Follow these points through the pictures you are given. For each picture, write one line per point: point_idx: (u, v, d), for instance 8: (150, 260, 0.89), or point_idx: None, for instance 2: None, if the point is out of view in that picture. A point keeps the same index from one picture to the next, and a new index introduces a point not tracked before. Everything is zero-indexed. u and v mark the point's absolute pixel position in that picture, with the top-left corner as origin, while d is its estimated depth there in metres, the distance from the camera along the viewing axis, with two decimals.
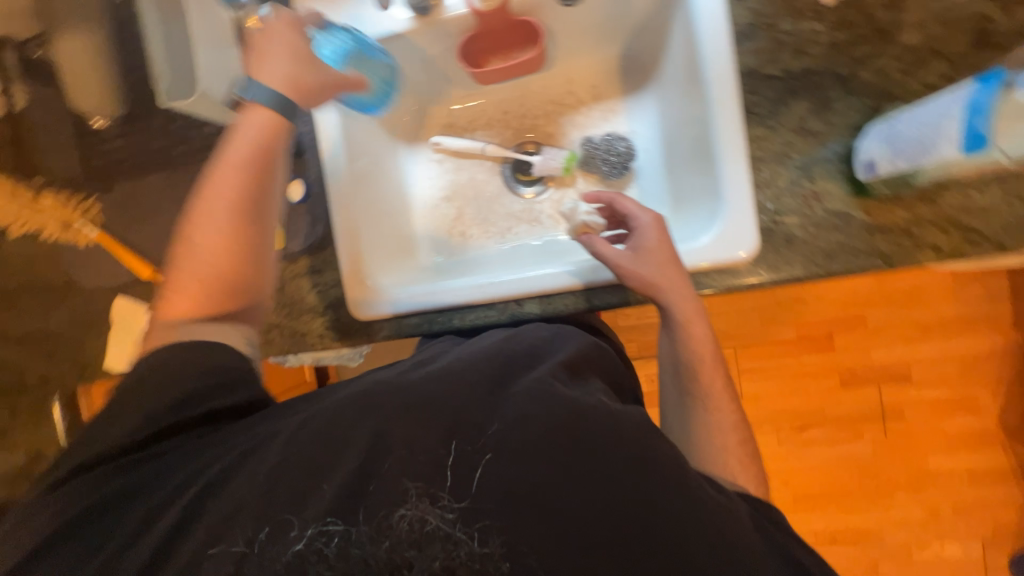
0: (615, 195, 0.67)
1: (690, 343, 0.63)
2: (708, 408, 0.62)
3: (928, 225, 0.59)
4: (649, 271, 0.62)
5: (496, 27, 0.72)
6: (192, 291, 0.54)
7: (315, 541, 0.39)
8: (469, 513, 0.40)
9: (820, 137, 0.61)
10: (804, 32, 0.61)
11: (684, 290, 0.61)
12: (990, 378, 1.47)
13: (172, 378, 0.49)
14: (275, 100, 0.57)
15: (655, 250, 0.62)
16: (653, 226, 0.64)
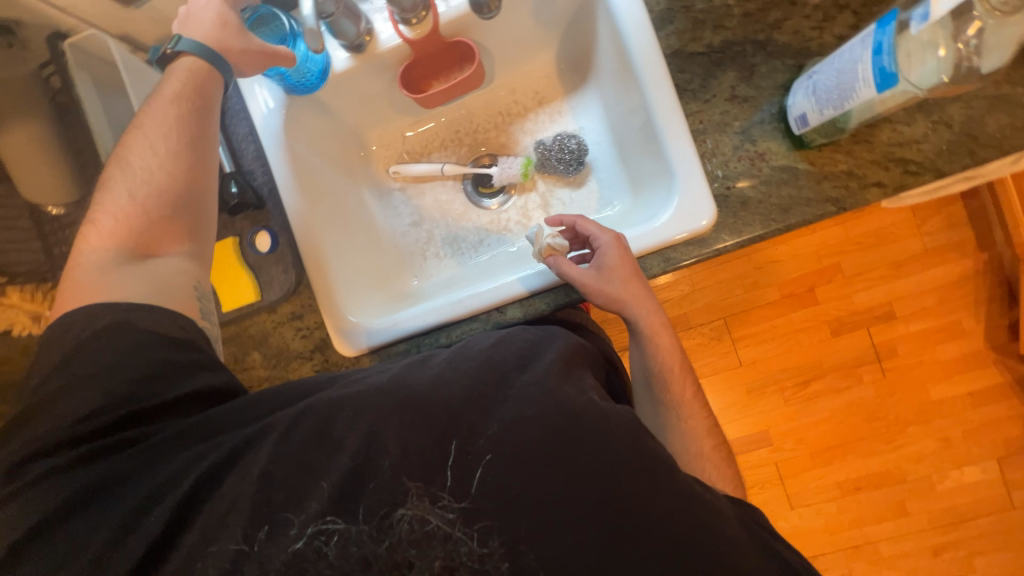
0: (577, 218, 0.70)
1: (659, 352, 0.68)
2: (681, 415, 0.67)
3: (869, 165, 0.62)
4: (614, 289, 0.65)
5: (431, 52, 0.75)
6: (118, 232, 0.56)
7: (314, 538, 0.43)
8: (468, 514, 0.43)
9: (752, 102, 0.64)
10: (717, 8, 0.65)
11: (646, 307, 0.67)
12: (968, 301, 1.52)
13: (124, 339, 0.51)
14: (201, 54, 0.61)
15: (617, 269, 0.65)
16: (614, 246, 0.66)
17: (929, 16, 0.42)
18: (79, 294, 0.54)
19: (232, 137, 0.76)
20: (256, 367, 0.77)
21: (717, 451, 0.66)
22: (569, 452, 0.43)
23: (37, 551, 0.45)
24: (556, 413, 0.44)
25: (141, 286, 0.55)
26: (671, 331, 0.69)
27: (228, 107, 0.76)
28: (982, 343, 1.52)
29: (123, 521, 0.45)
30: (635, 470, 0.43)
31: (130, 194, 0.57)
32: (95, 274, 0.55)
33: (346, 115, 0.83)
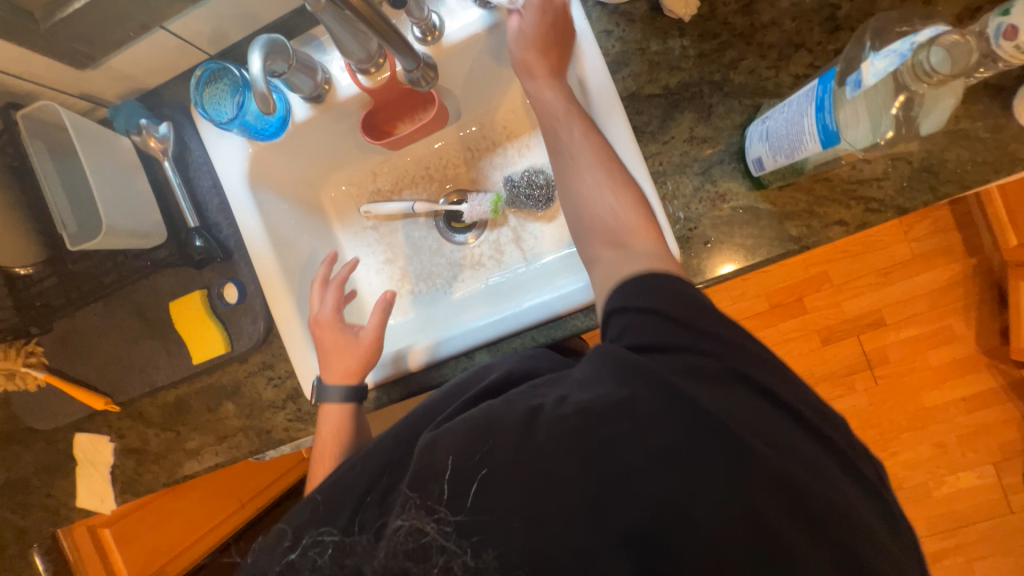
0: None
1: (545, 102, 0.61)
2: (572, 155, 0.58)
3: (831, 203, 0.62)
4: (517, 53, 0.62)
5: (391, 99, 0.74)
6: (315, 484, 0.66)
7: (309, 549, 0.47)
8: (464, 528, 0.43)
9: (711, 142, 0.64)
10: (672, 50, 0.64)
11: (538, 19, 0.62)
12: (959, 304, 1.51)
13: None
14: (342, 395, 0.68)
15: (528, 33, 0.61)
16: (536, 7, 0.61)
17: (862, 82, 0.44)
18: None
19: (196, 190, 0.76)
20: (231, 417, 0.79)
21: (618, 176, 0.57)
22: (532, 464, 0.43)
23: None
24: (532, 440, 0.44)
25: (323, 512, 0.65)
26: (559, 87, 0.61)
27: (190, 159, 0.76)
28: (973, 347, 1.51)
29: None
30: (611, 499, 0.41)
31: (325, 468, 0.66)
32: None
33: (310, 160, 0.82)
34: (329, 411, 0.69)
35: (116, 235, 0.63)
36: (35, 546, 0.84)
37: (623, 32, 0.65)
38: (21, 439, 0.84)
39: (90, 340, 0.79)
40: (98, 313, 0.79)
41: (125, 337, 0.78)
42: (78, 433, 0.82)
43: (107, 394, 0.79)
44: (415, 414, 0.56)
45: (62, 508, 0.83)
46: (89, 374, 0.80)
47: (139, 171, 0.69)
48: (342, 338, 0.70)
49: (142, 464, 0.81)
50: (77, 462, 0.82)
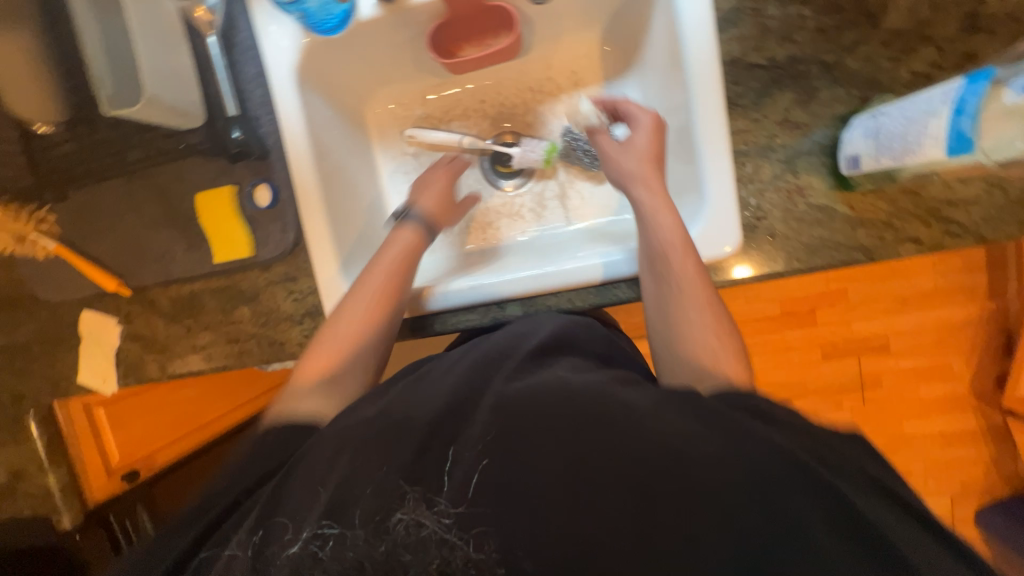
0: (618, 98, 0.69)
1: (661, 228, 0.60)
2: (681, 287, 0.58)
3: (910, 218, 0.59)
4: (629, 163, 0.64)
5: (467, 13, 0.68)
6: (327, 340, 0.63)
7: (310, 543, 0.43)
8: (463, 520, 0.42)
9: (804, 129, 0.59)
10: (790, 18, 0.58)
11: (649, 139, 0.64)
12: (965, 346, 1.52)
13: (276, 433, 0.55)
14: (417, 228, 0.72)
15: (642, 145, 0.64)
16: (650, 125, 0.65)
17: None
18: (284, 399, 0.61)
19: (239, 76, 0.69)
20: (245, 322, 0.76)
21: (721, 325, 0.56)
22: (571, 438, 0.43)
23: None
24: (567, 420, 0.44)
25: (317, 402, 0.59)
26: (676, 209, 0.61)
27: (237, 40, 0.69)
28: (965, 388, 1.54)
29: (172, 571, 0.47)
30: (620, 508, 0.40)
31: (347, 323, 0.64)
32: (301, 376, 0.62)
33: (360, 65, 0.75)
34: (405, 230, 0.71)
35: (157, 107, 0.59)
36: (31, 413, 0.85)
37: None
38: (21, 306, 0.82)
39: (105, 217, 0.75)
40: (117, 190, 0.74)
41: (142, 220, 0.74)
42: (85, 310, 0.80)
43: (119, 276, 0.77)
44: (444, 369, 0.55)
45: (61, 382, 0.83)
46: (100, 252, 0.76)
47: (185, 43, 0.63)
48: (443, 197, 0.76)
49: (148, 354, 0.80)
50: (79, 340, 0.81)
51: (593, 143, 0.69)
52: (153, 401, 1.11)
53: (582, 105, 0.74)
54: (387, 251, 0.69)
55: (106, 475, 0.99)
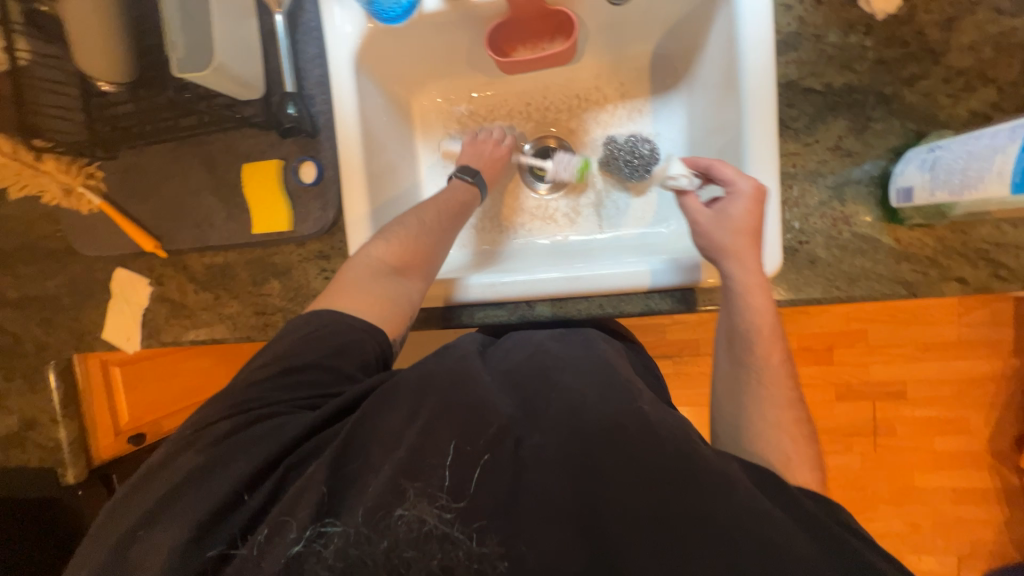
0: (714, 160, 0.60)
1: (749, 318, 0.58)
2: (762, 380, 0.58)
3: (956, 256, 0.58)
4: (722, 238, 0.58)
5: (527, 15, 0.69)
6: (381, 245, 0.66)
7: (314, 542, 0.43)
8: (464, 514, 0.43)
9: (855, 158, 0.59)
10: (851, 47, 0.58)
11: (750, 208, 0.57)
12: (985, 401, 1.48)
13: (337, 333, 0.58)
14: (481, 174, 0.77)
15: (740, 219, 0.57)
16: (749, 195, 0.57)
17: None
18: (343, 292, 0.62)
19: (299, 55, 0.71)
20: (274, 295, 0.77)
21: (800, 428, 0.56)
22: (608, 451, 0.45)
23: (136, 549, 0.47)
24: (586, 437, 0.46)
25: (381, 297, 0.62)
26: (768, 291, 0.58)
27: (301, 21, 0.71)
28: (982, 445, 1.50)
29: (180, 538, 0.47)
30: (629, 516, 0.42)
31: (403, 231, 0.67)
32: (355, 271, 0.64)
33: (415, 57, 0.77)
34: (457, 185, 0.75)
35: (223, 76, 0.61)
36: (51, 364, 0.86)
37: (804, 12, 0.59)
38: (57, 258, 0.83)
39: (151, 179, 0.77)
40: (166, 154, 0.76)
41: (186, 185, 0.76)
42: (120, 268, 0.81)
43: (160, 239, 0.78)
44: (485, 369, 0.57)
45: (84, 336, 0.84)
46: (141, 213, 0.78)
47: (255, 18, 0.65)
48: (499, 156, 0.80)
49: (175, 317, 0.80)
50: (109, 297, 0.82)
51: (681, 204, 0.63)
52: (163, 367, 1.13)
53: (669, 165, 0.62)
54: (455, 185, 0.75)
55: (114, 435, 0.98)
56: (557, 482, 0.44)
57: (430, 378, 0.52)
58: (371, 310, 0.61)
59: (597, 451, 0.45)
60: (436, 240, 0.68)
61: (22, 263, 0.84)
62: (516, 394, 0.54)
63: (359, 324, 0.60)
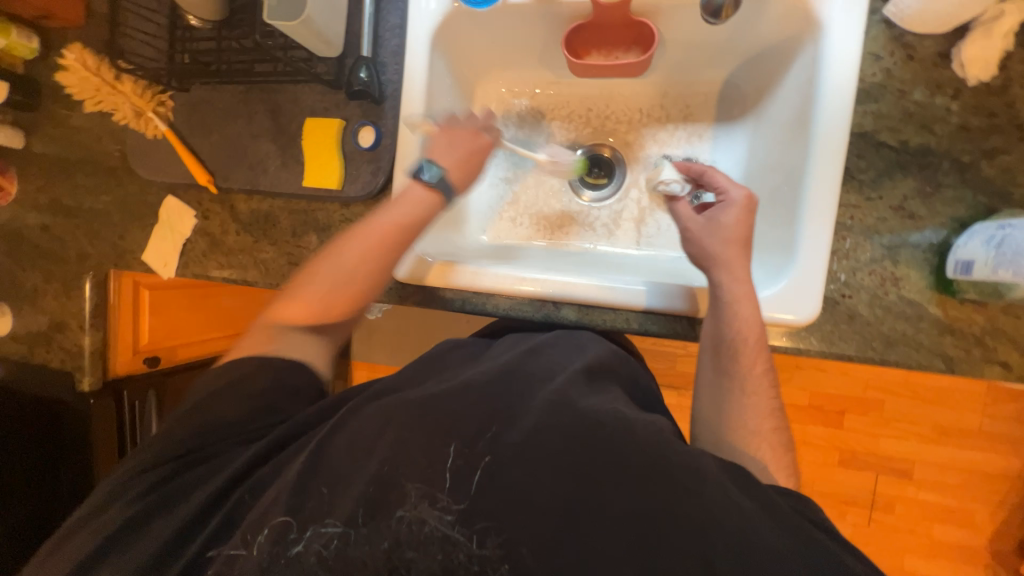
0: (707, 168, 0.65)
1: (737, 327, 0.58)
2: (745, 390, 0.58)
3: (1003, 340, 0.56)
4: (713, 245, 0.61)
5: (609, 22, 0.68)
6: (286, 303, 0.63)
7: (313, 541, 0.45)
8: (466, 516, 0.44)
9: (917, 221, 0.57)
10: (935, 108, 0.56)
11: (739, 216, 0.61)
12: (995, 498, 1.42)
13: (262, 380, 0.59)
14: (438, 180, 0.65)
15: (728, 225, 0.61)
16: (740, 204, 0.61)
17: None
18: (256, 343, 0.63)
19: (380, 23, 0.73)
20: (309, 249, 0.79)
21: (777, 438, 0.57)
22: (595, 449, 0.45)
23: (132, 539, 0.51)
24: (564, 434, 0.46)
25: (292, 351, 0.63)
26: (756, 304, 0.59)
27: None
28: (982, 542, 1.44)
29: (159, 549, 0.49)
30: (623, 515, 0.42)
31: (319, 281, 0.62)
32: (265, 331, 0.64)
33: (488, 43, 0.78)
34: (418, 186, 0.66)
35: (309, 28, 0.64)
36: (89, 274, 0.89)
37: (894, 64, 0.58)
38: (115, 175, 0.86)
39: (217, 116, 0.79)
40: (236, 95, 0.78)
41: (249, 128, 0.78)
42: (170, 196, 0.84)
43: (212, 174, 0.80)
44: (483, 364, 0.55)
45: (125, 254, 0.87)
46: (201, 146, 0.80)
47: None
48: (466, 139, 0.69)
49: (212, 252, 0.82)
50: (155, 221, 0.85)
51: (671, 209, 0.67)
52: (188, 298, 1.16)
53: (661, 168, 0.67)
54: (394, 206, 0.65)
55: (132, 353, 1.01)
56: (551, 487, 0.44)
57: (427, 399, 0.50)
58: (275, 371, 0.60)
59: (577, 446, 0.45)
60: (364, 283, 0.63)
61: (83, 174, 0.88)
62: (500, 379, 0.51)
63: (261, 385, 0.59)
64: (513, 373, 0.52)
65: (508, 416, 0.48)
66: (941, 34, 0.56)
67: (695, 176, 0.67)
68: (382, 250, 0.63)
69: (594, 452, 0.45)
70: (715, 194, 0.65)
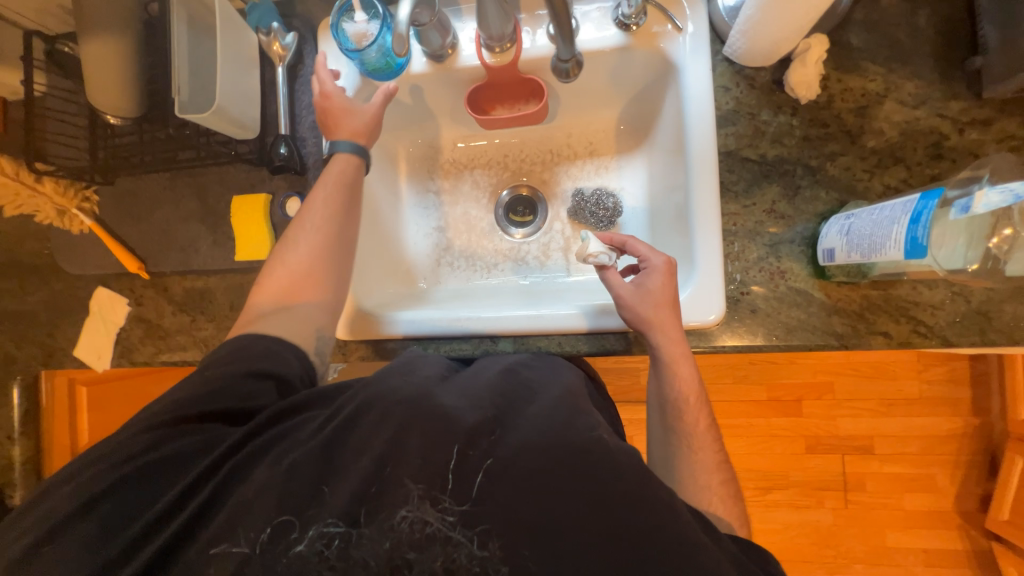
0: (628, 238, 0.69)
1: (676, 387, 0.64)
2: (690, 446, 0.63)
3: (879, 312, 0.64)
4: (645, 310, 0.63)
5: (504, 80, 0.76)
6: (282, 279, 0.62)
7: (315, 542, 0.43)
8: (469, 517, 0.43)
9: (788, 220, 0.66)
10: (781, 124, 0.67)
11: (664, 281, 0.64)
12: (949, 459, 1.50)
13: (263, 368, 0.55)
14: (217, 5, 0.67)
15: (656, 292, 0.63)
16: (662, 270, 0.64)
17: (970, 209, 0.47)
18: (243, 325, 0.60)
19: (296, 103, 0.78)
20: None
21: (725, 489, 0.60)
22: (580, 479, 0.43)
23: (130, 489, 0.48)
24: (552, 455, 0.44)
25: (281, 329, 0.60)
26: (691, 361, 0.64)
27: (300, 73, 0.78)
28: (951, 504, 1.50)
29: (104, 532, 0.46)
30: (603, 534, 0.42)
31: (309, 245, 0.63)
32: (266, 287, 0.62)
33: (403, 110, 0.85)
34: (338, 160, 0.68)
35: (223, 117, 0.69)
36: (18, 379, 0.86)
37: (741, 93, 0.68)
38: (36, 274, 0.85)
39: (145, 204, 0.82)
40: (162, 183, 0.81)
41: (177, 212, 0.81)
42: (101, 287, 0.83)
43: (144, 260, 0.81)
44: (496, 377, 0.52)
45: (53, 354, 0.84)
46: (132, 235, 0.82)
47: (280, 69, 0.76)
48: None
49: (150, 337, 0.81)
50: (87, 313, 0.83)
51: (602, 278, 0.67)
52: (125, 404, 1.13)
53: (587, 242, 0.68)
54: (324, 178, 0.67)
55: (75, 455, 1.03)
56: (544, 507, 0.43)
57: (402, 401, 0.47)
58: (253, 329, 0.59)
59: (563, 470, 0.44)
60: (310, 254, 0.63)
61: (3, 277, 0.85)
62: (497, 398, 0.49)
63: (254, 347, 0.57)
64: (506, 388, 0.51)
65: (497, 431, 0.47)
66: (771, 66, 0.67)
67: (618, 247, 0.70)
68: (336, 177, 0.66)
69: (582, 474, 0.43)
70: (639, 263, 0.67)
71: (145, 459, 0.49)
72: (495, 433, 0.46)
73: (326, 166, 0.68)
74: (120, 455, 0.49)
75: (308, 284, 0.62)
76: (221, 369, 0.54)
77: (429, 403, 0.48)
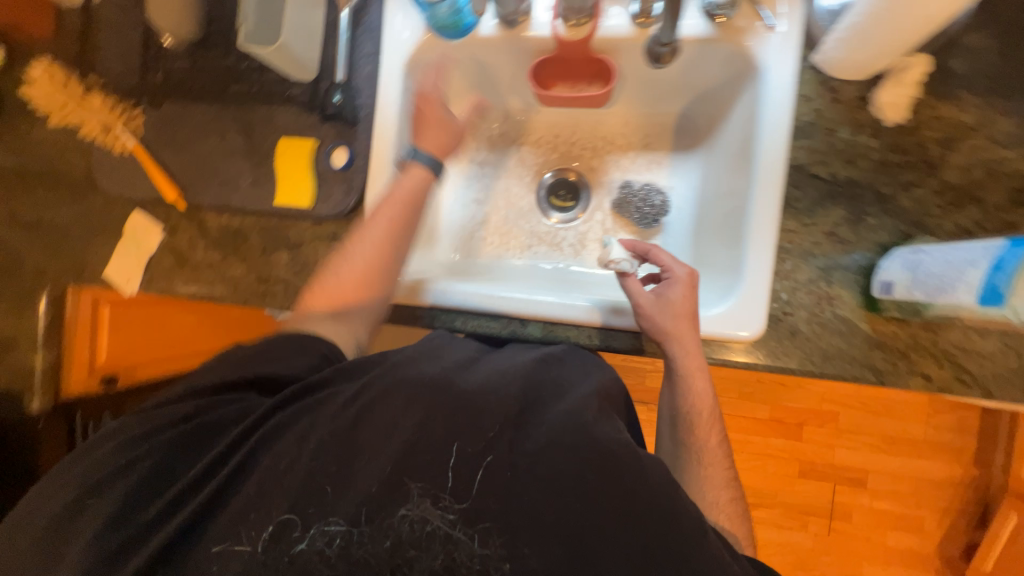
0: (651, 247, 0.66)
1: (691, 402, 0.63)
2: (700, 462, 0.63)
3: (925, 353, 0.62)
4: (664, 321, 0.62)
5: (570, 57, 0.73)
6: (338, 284, 0.65)
7: (316, 541, 0.43)
8: (468, 516, 0.43)
9: (847, 246, 0.63)
10: (859, 145, 0.63)
11: (685, 294, 0.63)
12: (941, 504, 1.50)
13: (299, 358, 0.56)
14: None
15: (677, 304, 0.62)
16: (684, 282, 0.63)
17: None
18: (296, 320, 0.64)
19: (355, 50, 0.76)
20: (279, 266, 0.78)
21: (733, 505, 0.62)
22: (610, 480, 0.43)
23: (171, 451, 0.49)
24: (581, 459, 0.44)
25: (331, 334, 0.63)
26: (707, 377, 0.63)
27: (364, 20, 0.76)
28: (933, 547, 1.51)
29: (142, 491, 0.48)
30: (626, 538, 0.41)
31: (367, 254, 0.66)
32: (324, 283, 0.66)
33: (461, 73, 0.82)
34: (412, 175, 0.69)
35: (284, 54, 0.68)
36: (47, 290, 0.87)
37: (822, 105, 0.65)
38: (71, 188, 0.84)
39: (187, 133, 0.80)
40: (209, 114, 0.79)
41: (220, 145, 0.79)
42: (136, 210, 0.82)
43: (182, 191, 0.80)
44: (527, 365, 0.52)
45: (81, 272, 0.85)
46: (172, 163, 0.81)
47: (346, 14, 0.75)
48: None
49: (178, 268, 0.80)
50: (120, 235, 0.83)
51: (622, 285, 0.66)
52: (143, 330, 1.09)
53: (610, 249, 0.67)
54: (397, 190, 0.68)
55: (89, 370, 0.97)
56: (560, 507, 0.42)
57: (430, 383, 0.48)
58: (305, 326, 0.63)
59: (589, 475, 0.43)
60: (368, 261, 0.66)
61: (42, 186, 0.85)
62: (525, 388, 0.49)
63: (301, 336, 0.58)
64: (534, 379, 0.51)
65: (520, 425, 0.47)
66: (859, 81, 0.64)
67: (639, 254, 0.68)
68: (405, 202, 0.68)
69: (610, 484, 0.43)
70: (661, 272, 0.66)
71: (188, 424, 0.50)
72: (517, 425, 0.47)
73: (399, 178, 0.70)
74: (170, 417, 0.51)
75: (361, 288, 0.65)
76: (266, 350, 0.56)
77: (445, 386, 0.48)
